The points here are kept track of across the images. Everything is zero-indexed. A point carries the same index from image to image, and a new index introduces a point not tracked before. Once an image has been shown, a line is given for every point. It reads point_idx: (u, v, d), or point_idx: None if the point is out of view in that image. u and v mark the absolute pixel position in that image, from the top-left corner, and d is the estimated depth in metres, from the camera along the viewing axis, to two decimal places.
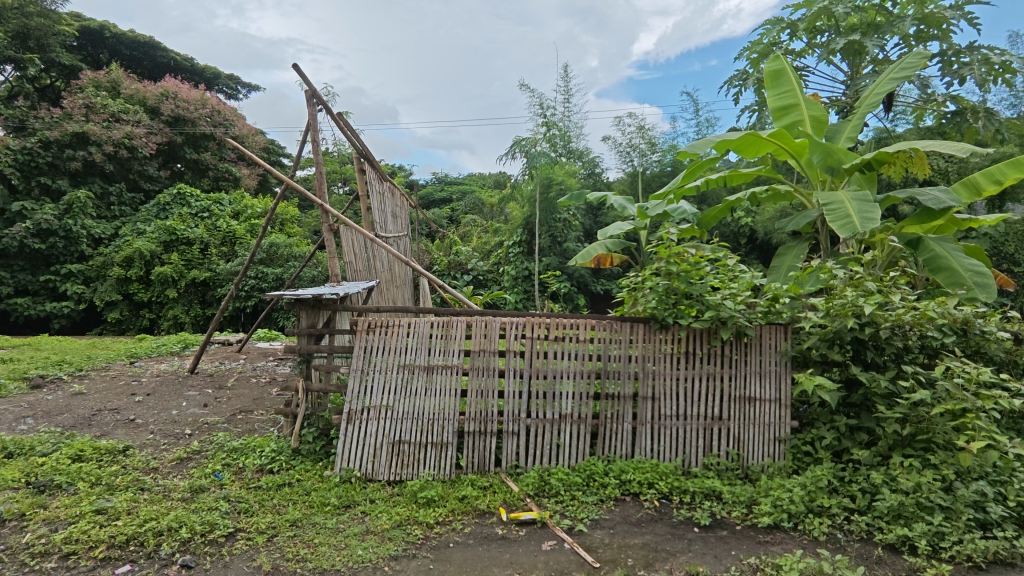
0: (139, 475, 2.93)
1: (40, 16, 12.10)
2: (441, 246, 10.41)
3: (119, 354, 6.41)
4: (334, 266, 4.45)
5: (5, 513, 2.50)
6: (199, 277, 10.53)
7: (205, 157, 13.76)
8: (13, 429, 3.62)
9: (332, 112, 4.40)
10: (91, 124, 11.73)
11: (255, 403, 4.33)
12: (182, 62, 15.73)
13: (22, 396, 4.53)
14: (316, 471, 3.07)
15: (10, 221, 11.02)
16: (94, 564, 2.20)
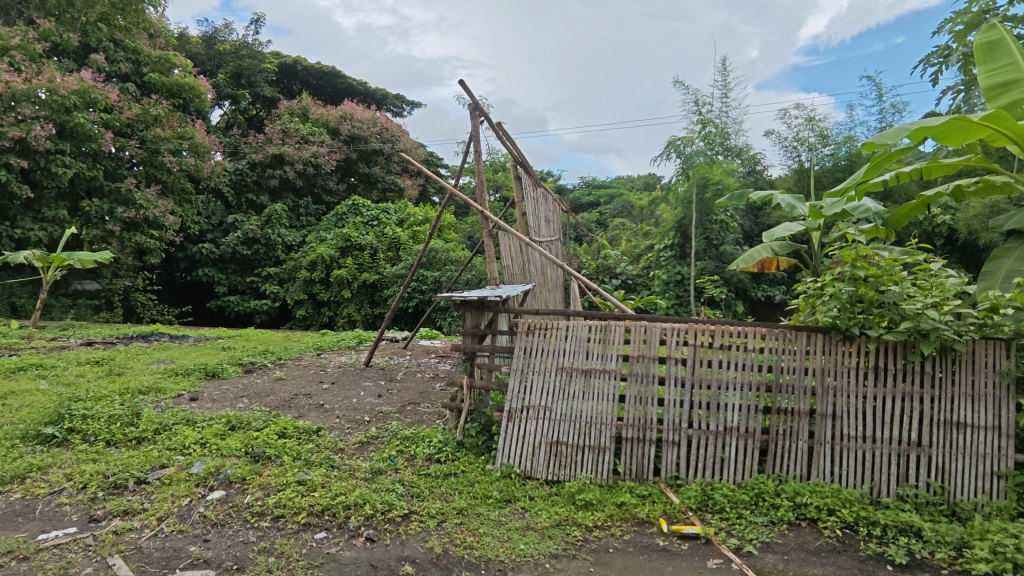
0: (330, 453, 3.32)
1: (249, 57, 14.54)
2: (589, 250, 10.43)
3: (309, 346, 7.34)
4: (493, 269, 4.66)
5: (232, 476, 2.98)
6: (370, 279, 11.63)
7: (375, 170, 15.20)
8: (233, 405, 4.32)
9: (493, 123, 4.62)
10: (286, 147, 13.58)
11: (422, 395, 4.69)
12: (357, 86, 17.55)
13: (238, 378, 5.38)
14: (479, 464, 3.24)
15: (227, 231, 13.15)
16: (298, 527, 2.54)
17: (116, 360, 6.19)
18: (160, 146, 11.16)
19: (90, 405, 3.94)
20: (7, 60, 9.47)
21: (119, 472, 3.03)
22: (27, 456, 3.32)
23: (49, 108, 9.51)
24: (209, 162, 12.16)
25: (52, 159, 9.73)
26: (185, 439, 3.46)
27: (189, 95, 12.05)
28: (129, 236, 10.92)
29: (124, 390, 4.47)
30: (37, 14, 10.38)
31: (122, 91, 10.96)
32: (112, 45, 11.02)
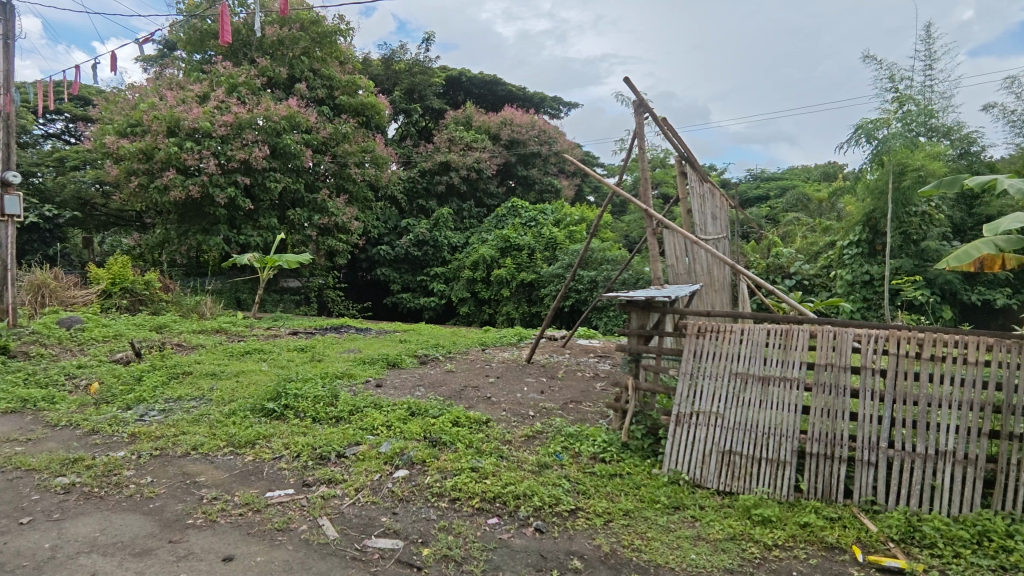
0: (499, 444, 3.50)
1: (421, 74, 15.81)
2: (757, 248, 9.67)
3: (474, 341, 7.79)
4: (657, 269, 4.54)
5: (414, 458, 3.27)
6: (527, 279, 11.95)
7: (532, 173, 15.63)
8: (412, 393, 4.75)
9: (658, 119, 4.51)
10: (453, 155, 14.51)
11: (583, 394, 4.74)
12: (517, 92, 18.20)
13: (415, 368, 5.90)
14: (645, 468, 3.19)
15: (402, 234, 14.43)
16: (472, 511, 2.71)
17: (316, 348, 7.13)
18: (347, 160, 12.60)
19: (299, 386, 4.59)
20: (236, 95, 11.42)
21: (324, 445, 3.50)
22: (256, 425, 3.97)
23: (265, 133, 11.23)
24: (387, 172, 13.45)
25: (267, 176, 11.48)
26: (375, 421, 3.88)
27: (371, 113, 13.43)
28: (323, 240, 12.50)
29: (325, 374, 5.14)
30: (257, 54, 12.32)
31: (319, 114, 12.59)
32: (312, 74, 12.70)
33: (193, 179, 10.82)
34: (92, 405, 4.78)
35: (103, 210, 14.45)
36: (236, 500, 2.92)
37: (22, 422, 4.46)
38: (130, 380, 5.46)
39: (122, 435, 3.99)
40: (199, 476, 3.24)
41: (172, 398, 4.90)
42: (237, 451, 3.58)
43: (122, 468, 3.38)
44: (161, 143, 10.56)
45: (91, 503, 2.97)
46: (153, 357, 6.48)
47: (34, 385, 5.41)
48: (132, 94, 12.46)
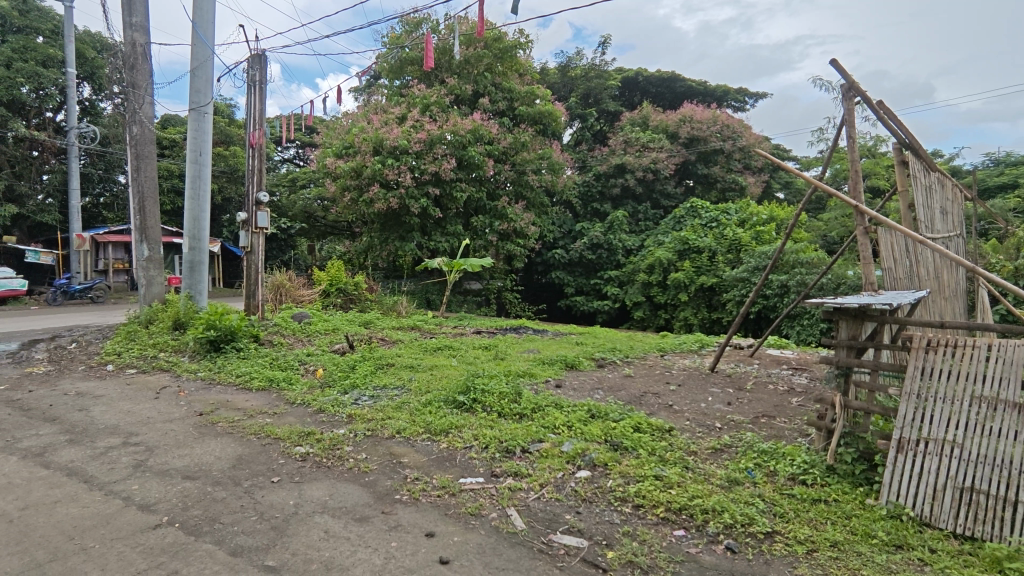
0: (683, 454, 3.37)
1: (597, 78, 15.90)
2: (1001, 248, 8.03)
3: (652, 347, 7.60)
4: (870, 272, 4.01)
5: (596, 460, 3.30)
6: (707, 283, 11.28)
7: (714, 171, 14.80)
8: (592, 396, 4.80)
9: (873, 103, 3.98)
10: (628, 156, 14.30)
11: (777, 409, 4.35)
12: (697, 87, 17.40)
13: (592, 370, 5.95)
14: (856, 497, 2.84)
15: (577, 238, 14.64)
16: (657, 520, 2.65)
17: (499, 347, 7.56)
18: (525, 168, 13.14)
19: (487, 381, 4.91)
20: (429, 114, 12.59)
21: (510, 439, 3.68)
22: (449, 416, 4.32)
23: (453, 147, 12.20)
24: (563, 177, 13.79)
25: (455, 186, 12.45)
26: (556, 420, 3.99)
27: (548, 120, 13.85)
28: (503, 245, 13.17)
29: (509, 372, 5.42)
30: (446, 74, 13.44)
31: (500, 125, 13.34)
32: (494, 89, 13.49)
33: (393, 192, 12.08)
34: (319, 389, 5.62)
35: (324, 221, 16.87)
36: (434, 482, 3.21)
37: (269, 398, 5.41)
38: (346, 368, 6.32)
39: (342, 415, 4.63)
40: (404, 457, 3.64)
41: (379, 385, 5.56)
42: (433, 438, 3.94)
43: (343, 443, 3.92)
44: (368, 161, 12.04)
45: (322, 471, 3.50)
46: (363, 349, 7.42)
47: (276, 368, 6.53)
48: (347, 121, 14.39)
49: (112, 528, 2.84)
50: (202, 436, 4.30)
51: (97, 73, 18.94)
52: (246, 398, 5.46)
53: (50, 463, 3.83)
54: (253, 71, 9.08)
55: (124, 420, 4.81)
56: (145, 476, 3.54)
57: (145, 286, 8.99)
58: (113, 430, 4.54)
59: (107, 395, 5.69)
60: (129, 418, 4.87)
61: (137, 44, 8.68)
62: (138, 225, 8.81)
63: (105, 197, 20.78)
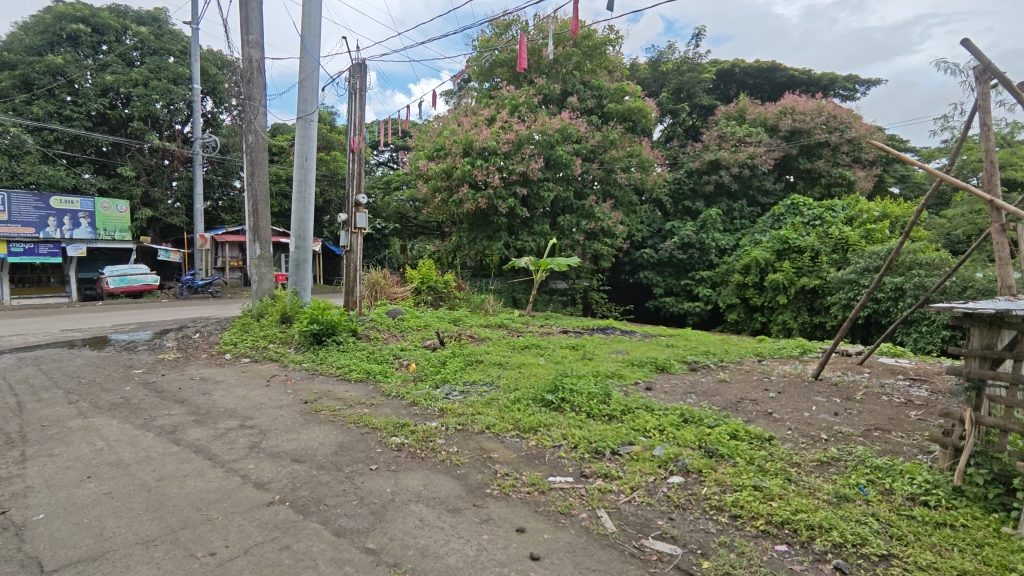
0: (786, 465, 3.19)
1: (689, 71, 15.35)
2: None
3: (748, 351, 7.25)
4: (1008, 274, 3.60)
5: (689, 466, 3.20)
6: (809, 285, 10.57)
7: (818, 165, 13.87)
8: (684, 400, 4.65)
9: (1013, 85, 3.56)
10: (722, 152, 13.69)
11: (892, 422, 4.01)
12: (800, 76, 16.38)
13: (684, 374, 5.76)
14: (989, 523, 2.55)
15: (666, 237, 14.24)
16: (757, 532, 2.53)
17: (586, 347, 7.51)
18: (614, 166, 12.98)
19: (575, 381, 4.88)
20: (518, 114, 12.72)
21: (600, 440, 3.65)
22: (537, 414, 4.35)
23: (541, 146, 12.23)
24: (653, 175, 13.49)
25: (542, 186, 12.48)
26: (647, 423, 3.91)
27: (638, 117, 13.57)
28: (590, 244, 13.03)
29: (598, 372, 5.38)
30: (535, 75, 13.51)
31: (588, 123, 13.23)
32: (583, 87, 13.43)
33: (481, 192, 12.31)
34: (411, 382, 5.85)
35: (415, 221, 17.50)
36: (524, 478, 3.26)
37: (366, 389, 5.71)
38: (438, 364, 6.52)
39: (434, 409, 4.79)
40: (493, 452, 3.71)
41: (468, 381, 5.70)
42: (522, 435, 3.99)
43: (436, 436, 4.06)
44: (458, 163, 12.35)
45: (416, 461, 3.64)
46: (453, 346, 7.64)
47: (372, 361, 6.87)
48: (438, 124, 14.84)
49: (232, 502, 3.11)
50: (308, 423, 4.61)
51: (217, 87, 20.78)
52: (346, 389, 5.79)
53: (179, 441, 4.26)
54: (354, 79, 9.58)
55: (240, 405, 5.25)
56: (259, 457, 3.85)
57: (257, 282, 9.76)
58: (231, 413, 4.98)
59: (226, 382, 6.24)
60: (244, 403, 5.31)
61: (253, 59, 9.41)
62: (252, 227, 9.56)
63: (223, 201, 22.74)
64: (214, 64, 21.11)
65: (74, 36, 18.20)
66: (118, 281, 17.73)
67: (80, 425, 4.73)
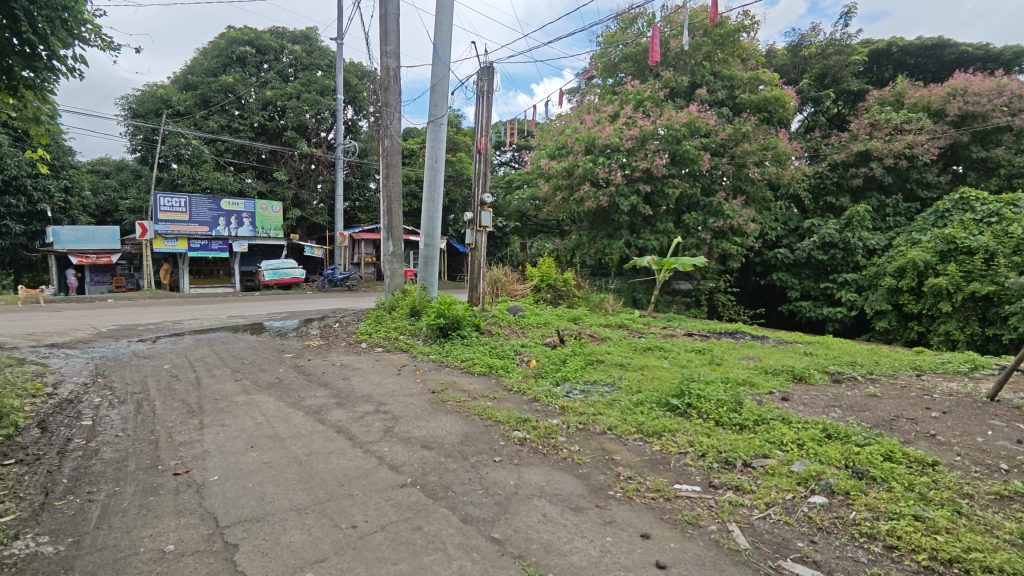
0: (955, 495, 2.80)
1: (837, 54, 14.03)
2: None
3: (903, 364, 6.49)
4: None
5: (834, 486, 2.93)
6: (981, 291, 9.21)
7: (996, 153, 12.04)
8: (826, 414, 4.26)
9: None
10: (874, 142, 12.34)
11: None
12: (974, 52, 14.34)
13: (826, 386, 5.27)
14: None
15: (804, 236, 13.15)
16: (919, 568, 2.25)
17: (713, 351, 7.14)
18: (746, 160, 12.20)
19: (703, 387, 4.65)
20: (642, 110, 12.43)
21: (730, 450, 3.46)
22: (662, 418, 4.23)
23: (667, 142, 11.81)
24: (790, 169, 12.51)
25: (666, 183, 12.05)
26: (784, 436, 3.64)
27: (775, 107, 12.66)
28: (717, 244, 12.35)
29: (728, 379, 5.09)
30: (662, 68, 13.13)
31: (718, 116, 12.57)
32: (713, 78, 12.82)
33: (603, 190, 12.17)
34: (532, 378, 5.95)
35: (535, 220, 17.71)
36: (647, 483, 3.18)
37: (489, 383, 5.89)
38: (558, 361, 6.56)
39: (555, 406, 4.82)
40: (615, 454, 3.66)
41: (589, 380, 5.67)
42: (645, 439, 3.89)
43: (557, 433, 4.09)
44: (580, 161, 12.33)
45: (538, 457, 3.69)
46: (573, 344, 7.65)
47: (495, 356, 7.07)
48: (561, 122, 14.91)
49: (370, 481, 3.36)
50: (435, 412, 4.84)
51: (358, 97, 22.51)
52: (470, 381, 6.02)
53: (324, 421, 4.69)
54: (482, 82, 9.90)
55: (375, 391, 5.65)
56: (393, 440, 4.11)
57: (389, 277, 10.45)
58: (367, 398, 5.38)
59: (363, 368, 6.77)
60: (379, 390, 5.71)
61: (390, 68, 10.07)
62: (386, 225, 10.23)
63: (360, 202, 24.59)
64: (355, 75, 22.94)
65: (242, 57, 20.69)
66: (273, 274, 19.91)
67: (243, 400, 5.36)
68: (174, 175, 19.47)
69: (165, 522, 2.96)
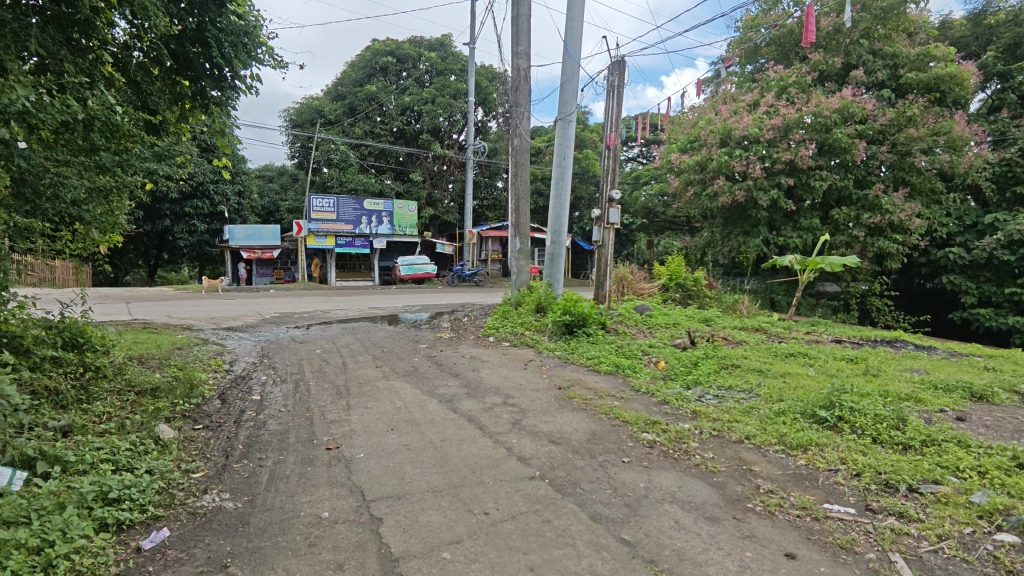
0: None
1: None
2: None
3: None
4: None
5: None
6: None
7: None
8: (1014, 440, 3.66)
9: None
10: None
11: None
12: None
13: (1015, 408, 4.51)
14: None
15: (984, 233, 11.38)
16: None
17: (868, 361, 6.42)
18: (911, 148, 10.82)
19: (857, 400, 4.21)
20: (786, 96, 11.54)
21: (892, 472, 3.11)
22: (808, 430, 3.89)
23: (814, 130, 10.85)
24: (968, 156, 10.88)
25: (813, 175, 11.05)
26: (960, 462, 3.18)
27: (949, 86, 11.09)
28: (872, 241, 11.07)
29: (887, 393, 4.55)
30: (810, 50, 12.10)
31: (877, 100, 11.29)
32: (872, 56, 11.55)
33: (739, 184, 11.44)
34: (661, 380, 5.76)
35: (663, 217, 17.14)
36: (791, 499, 2.96)
37: (616, 382, 5.81)
38: (688, 364, 6.29)
39: (687, 410, 4.63)
40: (755, 465, 3.43)
41: (723, 386, 5.38)
42: (788, 451, 3.61)
43: (689, 438, 3.92)
44: (714, 154, 11.70)
45: (668, 461, 3.57)
46: (705, 346, 7.28)
47: (621, 355, 6.95)
48: (693, 114, 14.27)
49: (500, 471, 3.47)
50: (562, 408, 4.87)
51: (488, 98, 23.25)
52: (596, 379, 5.98)
53: (456, 409, 4.91)
54: (612, 76, 9.74)
55: (502, 383, 5.81)
56: (521, 433, 4.21)
57: (516, 273, 10.68)
58: (496, 390, 5.55)
59: (491, 361, 6.99)
60: (506, 383, 5.87)
61: (521, 68, 10.24)
62: (514, 223, 10.46)
63: (488, 200, 25.41)
64: (486, 78, 23.70)
65: (384, 67, 22.28)
66: (408, 269, 21.26)
67: (383, 385, 5.79)
68: (325, 178, 21.51)
69: (319, 491, 3.28)
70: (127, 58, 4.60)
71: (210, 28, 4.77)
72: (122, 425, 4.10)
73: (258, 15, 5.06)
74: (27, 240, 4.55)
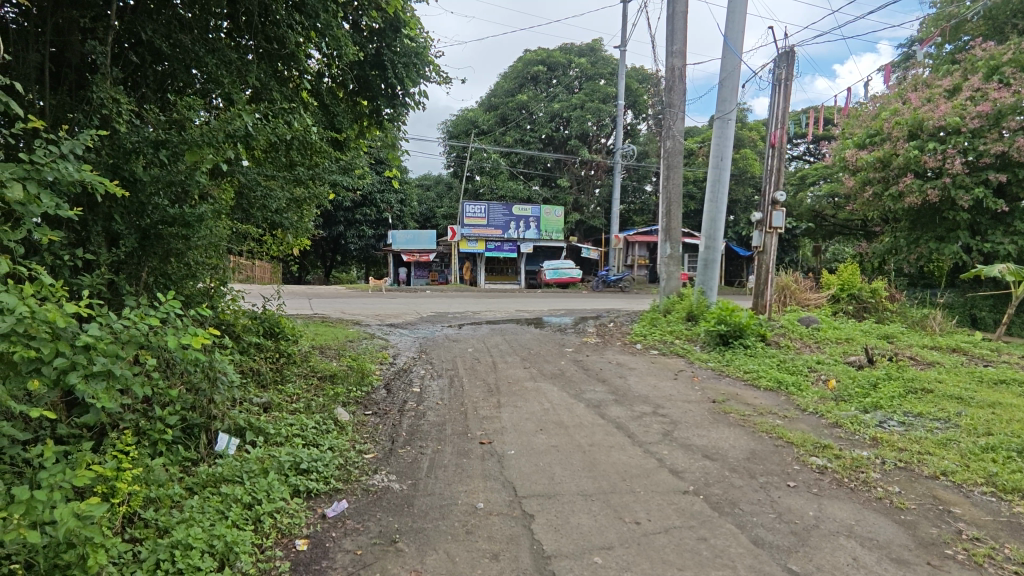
0: None
1: None
2: None
3: None
4: None
5: None
6: None
7: None
8: None
9: None
10: None
11: None
12: None
13: None
14: None
15: None
16: None
17: None
18: None
19: None
20: (997, 78, 9.83)
21: None
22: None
23: None
24: None
25: None
26: None
27: None
28: None
29: None
30: None
31: None
32: None
33: (933, 182, 9.95)
34: (832, 401, 5.20)
35: (833, 220, 15.50)
36: (1006, 551, 2.53)
37: (778, 399, 5.36)
38: (866, 384, 5.61)
39: (865, 436, 4.14)
40: (954, 507, 2.97)
41: (911, 412, 4.72)
42: (1000, 495, 3.08)
43: (868, 468, 3.50)
44: (900, 149, 10.31)
45: (844, 490, 3.22)
46: (887, 366, 6.44)
47: (783, 371, 6.40)
48: (875, 105, 12.75)
49: (652, 481, 3.38)
50: (717, 422, 4.62)
51: (639, 101, 22.85)
52: (755, 395, 5.57)
53: (604, 415, 4.89)
54: (779, 69, 9.01)
55: (651, 393, 5.66)
56: (673, 445, 4.07)
57: (665, 279, 10.32)
58: (645, 399, 5.42)
59: (639, 369, 6.84)
60: (656, 392, 5.70)
61: (676, 68, 9.89)
62: (664, 227, 10.13)
63: (636, 204, 24.94)
64: (637, 80, 23.28)
65: (535, 76, 22.88)
66: (553, 273, 21.62)
67: (531, 386, 5.95)
68: (477, 185, 22.65)
69: (475, 482, 3.46)
70: (319, 84, 5.29)
71: (387, 52, 5.27)
72: (308, 406, 4.67)
73: (427, 36, 5.49)
74: (241, 243, 5.37)
